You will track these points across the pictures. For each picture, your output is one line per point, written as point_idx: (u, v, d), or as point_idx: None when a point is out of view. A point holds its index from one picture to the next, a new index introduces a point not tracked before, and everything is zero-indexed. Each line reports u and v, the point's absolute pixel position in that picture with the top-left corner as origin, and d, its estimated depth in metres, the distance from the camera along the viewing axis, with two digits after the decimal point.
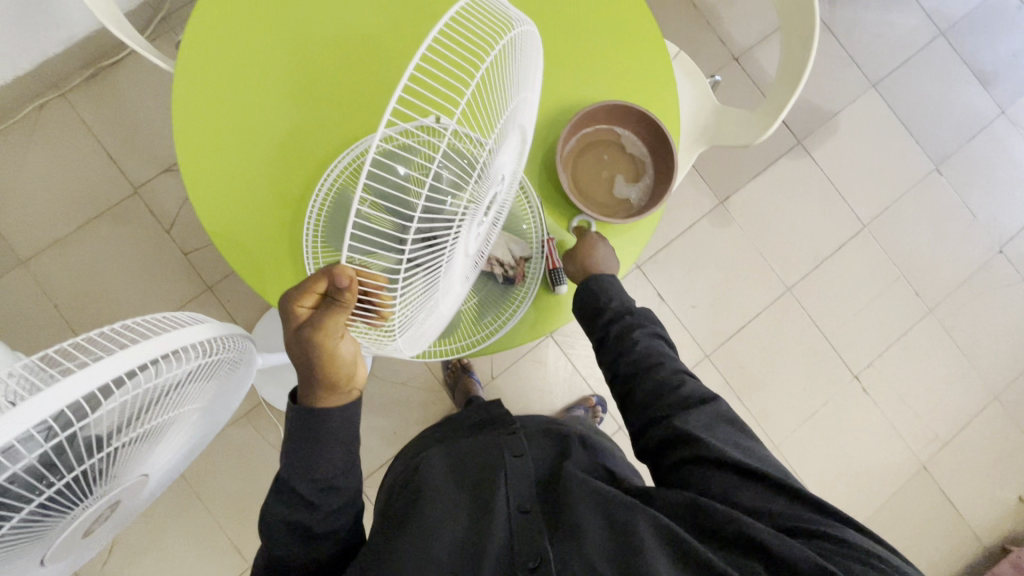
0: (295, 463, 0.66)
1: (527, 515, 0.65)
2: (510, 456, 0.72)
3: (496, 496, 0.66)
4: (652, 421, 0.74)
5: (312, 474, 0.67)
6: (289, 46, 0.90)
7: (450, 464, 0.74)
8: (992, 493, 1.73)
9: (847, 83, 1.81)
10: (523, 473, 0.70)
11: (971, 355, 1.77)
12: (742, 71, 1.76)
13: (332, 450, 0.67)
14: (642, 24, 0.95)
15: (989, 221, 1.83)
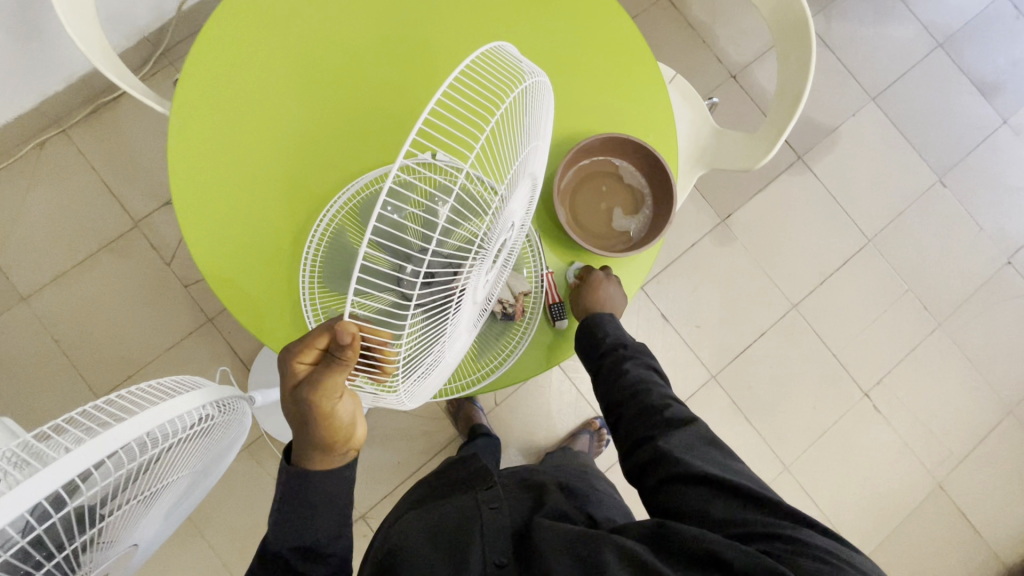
0: (286, 531, 0.67)
1: (503, 567, 0.67)
2: (486, 509, 0.74)
3: (475, 551, 0.68)
4: (635, 449, 0.74)
5: (299, 538, 0.67)
6: (286, 79, 0.90)
7: (434, 518, 0.75)
8: (1012, 511, 1.68)
9: (846, 98, 1.81)
10: (502, 526, 0.71)
11: (984, 369, 1.74)
12: (739, 87, 1.76)
13: (325, 517, 0.68)
14: (641, 56, 0.95)
15: (996, 231, 1.80)
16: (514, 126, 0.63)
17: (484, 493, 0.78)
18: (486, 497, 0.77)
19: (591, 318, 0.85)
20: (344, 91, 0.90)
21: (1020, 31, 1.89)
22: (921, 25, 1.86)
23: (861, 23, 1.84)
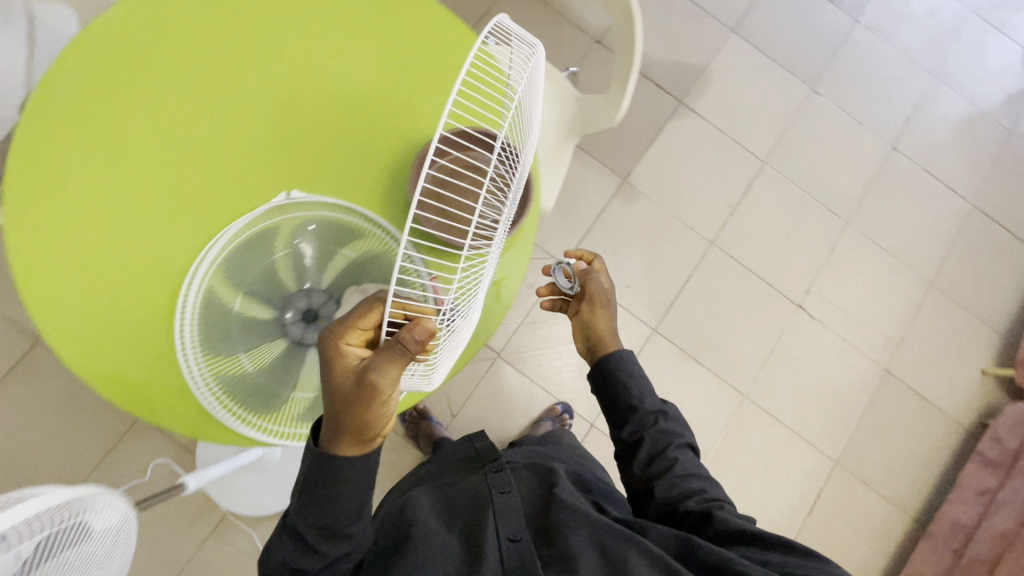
0: (307, 515, 0.68)
1: (519, 542, 0.76)
2: (497, 492, 0.83)
3: (491, 529, 0.77)
4: (669, 496, 0.86)
5: (321, 525, 0.68)
6: (127, 141, 0.87)
7: (447, 504, 0.83)
8: (958, 375, 1.77)
9: (708, 34, 1.87)
10: (515, 507, 0.80)
11: (898, 252, 1.83)
12: (607, 50, 1.80)
13: (346, 504, 0.68)
14: (474, 53, 0.97)
15: (876, 123, 1.90)
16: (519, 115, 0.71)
17: (495, 476, 0.87)
18: (497, 482, 0.85)
19: (615, 359, 0.95)
20: (248, 136, 0.90)
21: None
22: None
23: None
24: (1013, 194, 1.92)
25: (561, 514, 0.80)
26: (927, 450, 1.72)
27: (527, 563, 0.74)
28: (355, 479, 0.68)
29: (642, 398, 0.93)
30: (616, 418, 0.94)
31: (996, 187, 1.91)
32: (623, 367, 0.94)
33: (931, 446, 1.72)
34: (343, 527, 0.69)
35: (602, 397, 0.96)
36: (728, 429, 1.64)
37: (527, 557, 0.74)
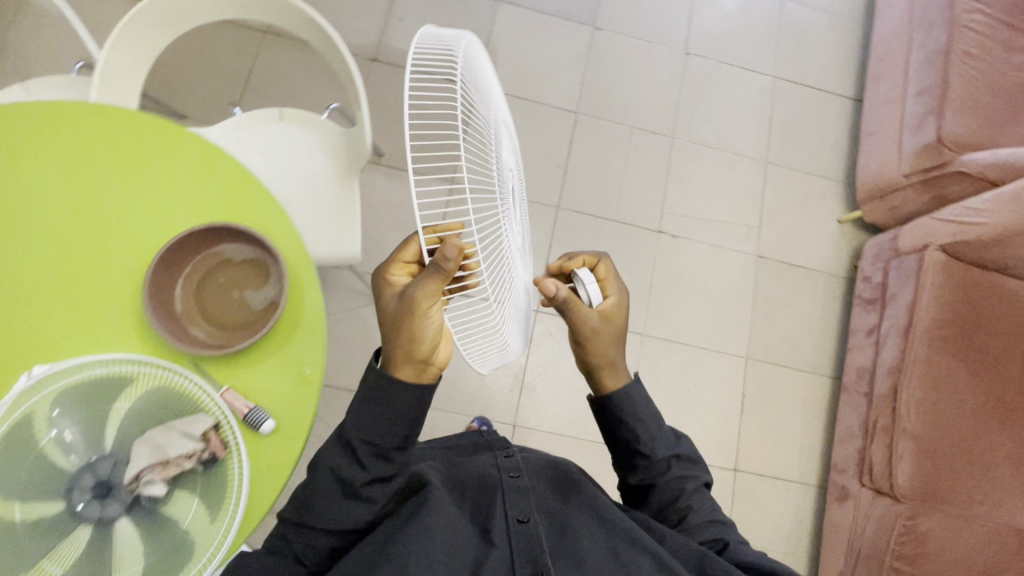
0: (365, 425, 0.74)
1: (526, 523, 0.80)
2: (507, 477, 0.88)
3: (500, 512, 0.81)
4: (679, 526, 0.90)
5: (369, 439, 0.75)
6: None
7: (455, 483, 0.87)
8: (821, 234, 1.87)
9: (477, 12, 1.87)
10: (522, 490, 0.85)
11: (727, 145, 1.90)
12: (387, 65, 1.78)
13: (396, 415, 0.75)
14: (183, 142, 0.90)
15: (664, 36, 1.96)
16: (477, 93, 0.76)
17: (508, 463, 0.93)
18: (508, 467, 0.91)
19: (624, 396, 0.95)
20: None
21: None
22: None
23: None
24: (806, 51, 2.02)
25: (572, 501, 0.87)
26: (820, 312, 1.80)
27: (535, 547, 0.78)
28: (404, 399, 0.75)
29: (650, 439, 0.95)
30: (624, 457, 0.97)
31: (790, 51, 2.01)
32: (630, 405, 0.95)
33: (821, 307, 1.80)
34: (392, 448, 0.76)
35: (608, 433, 0.99)
36: (639, 370, 1.68)
37: (533, 536, 0.78)
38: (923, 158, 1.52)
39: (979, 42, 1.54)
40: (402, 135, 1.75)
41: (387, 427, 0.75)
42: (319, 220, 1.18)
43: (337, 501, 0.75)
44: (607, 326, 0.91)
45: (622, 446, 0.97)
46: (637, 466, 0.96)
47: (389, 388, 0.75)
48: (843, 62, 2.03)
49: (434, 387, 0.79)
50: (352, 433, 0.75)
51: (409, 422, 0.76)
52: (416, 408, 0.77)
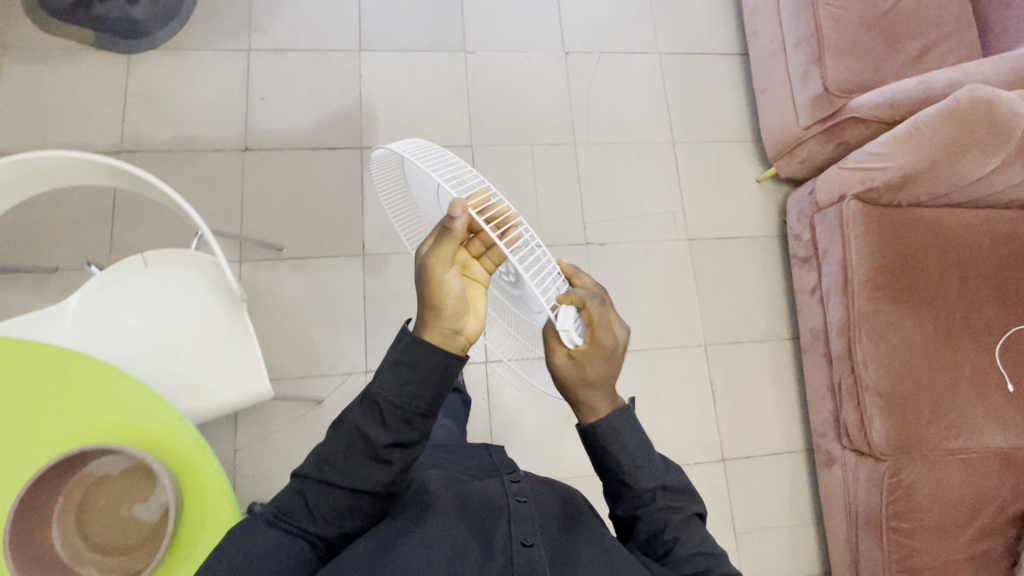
0: (395, 387, 0.68)
1: (529, 548, 0.75)
2: (514, 500, 0.84)
3: (504, 536, 0.77)
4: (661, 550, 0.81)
5: (395, 404, 0.69)
6: None
7: (462, 502, 0.82)
8: (745, 199, 1.84)
9: (341, 70, 1.77)
10: (525, 515, 0.81)
11: (630, 135, 1.85)
12: (261, 150, 1.67)
13: (421, 387, 0.69)
14: (21, 353, 0.82)
15: (539, 39, 1.88)
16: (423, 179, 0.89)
17: (516, 486, 0.88)
18: (514, 489, 0.87)
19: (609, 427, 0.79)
20: None
21: None
22: None
23: (290, 5, 1.79)
24: (683, 18, 1.98)
25: (576, 527, 0.85)
26: (764, 276, 1.79)
27: (536, 574, 0.72)
28: (431, 367, 0.69)
29: (643, 469, 0.81)
30: (611, 485, 0.84)
31: (667, 21, 1.96)
32: (616, 431, 0.80)
33: (763, 272, 1.79)
34: (417, 414, 0.69)
35: (590, 453, 0.83)
36: None
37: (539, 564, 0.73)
38: (817, 110, 1.50)
39: None
40: (297, 220, 1.64)
41: (414, 392, 0.69)
42: (217, 367, 1.10)
43: (356, 465, 0.69)
44: (572, 376, 0.74)
45: (603, 466, 0.82)
46: (620, 491, 0.83)
47: (421, 344, 0.69)
48: (722, 19, 1.99)
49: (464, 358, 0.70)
50: (378, 393, 0.69)
51: (436, 394, 0.70)
52: (449, 373, 0.70)
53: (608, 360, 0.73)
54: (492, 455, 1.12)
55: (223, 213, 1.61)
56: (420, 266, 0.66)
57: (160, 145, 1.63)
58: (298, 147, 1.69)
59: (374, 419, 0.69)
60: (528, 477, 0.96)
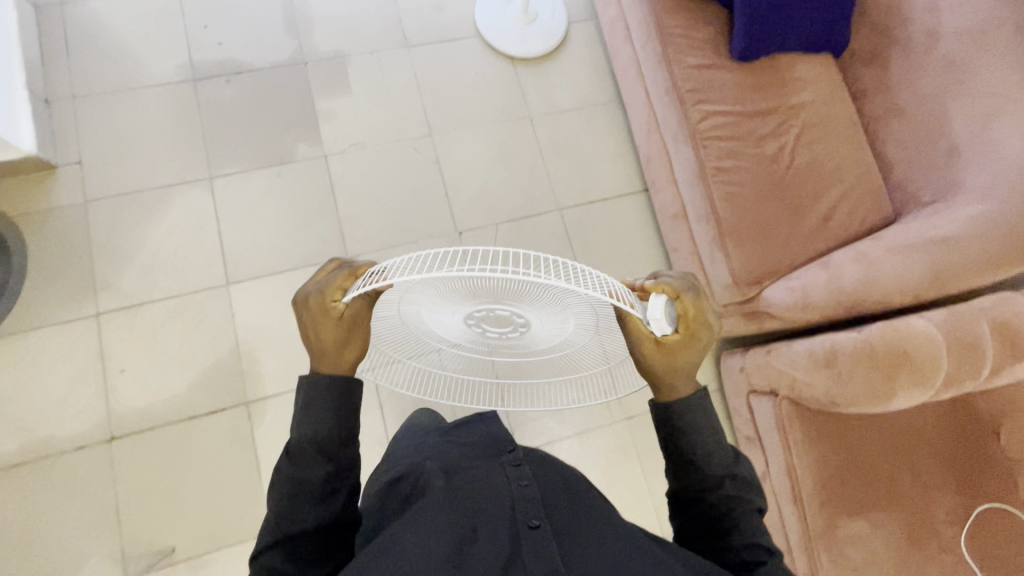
0: (310, 425, 0.87)
1: (537, 529, 0.80)
2: (516, 485, 0.89)
3: (509, 521, 0.82)
4: (715, 521, 0.91)
5: (318, 440, 0.87)
6: None
7: (458, 490, 0.89)
8: None
9: (210, 312, 1.57)
10: (529, 497, 0.86)
11: None
12: (130, 435, 1.45)
13: (321, 416, 0.87)
14: None
15: (427, 224, 1.73)
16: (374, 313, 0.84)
17: (513, 468, 0.94)
18: (516, 475, 0.92)
19: (688, 417, 0.91)
20: None
21: (247, 96, 1.76)
22: (180, 182, 1.65)
23: (139, 249, 1.58)
24: (578, 166, 1.85)
25: (557, 498, 0.92)
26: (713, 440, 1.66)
27: (548, 555, 0.77)
28: (331, 397, 0.88)
29: (713, 457, 0.92)
30: (680, 472, 0.94)
31: (560, 172, 1.83)
32: (695, 422, 0.92)
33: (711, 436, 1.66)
34: (335, 446, 0.88)
35: (664, 439, 0.94)
36: None
37: (544, 543, 0.78)
38: (730, 294, 1.37)
39: (722, 146, 1.40)
40: (187, 509, 1.44)
41: (331, 429, 0.87)
42: None
43: (305, 505, 0.85)
44: (654, 355, 0.82)
45: (676, 453, 0.93)
46: (687, 475, 0.93)
47: (324, 388, 0.87)
48: (618, 158, 1.87)
49: (360, 379, 0.89)
50: (301, 439, 0.87)
51: (349, 423, 0.89)
52: (351, 407, 0.89)
53: (701, 334, 0.80)
54: (485, 426, 1.17)
55: (97, 524, 1.40)
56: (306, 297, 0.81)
57: (5, 460, 1.40)
58: (174, 419, 1.48)
59: (307, 462, 0.86)
60: (525, 456, 1.02)
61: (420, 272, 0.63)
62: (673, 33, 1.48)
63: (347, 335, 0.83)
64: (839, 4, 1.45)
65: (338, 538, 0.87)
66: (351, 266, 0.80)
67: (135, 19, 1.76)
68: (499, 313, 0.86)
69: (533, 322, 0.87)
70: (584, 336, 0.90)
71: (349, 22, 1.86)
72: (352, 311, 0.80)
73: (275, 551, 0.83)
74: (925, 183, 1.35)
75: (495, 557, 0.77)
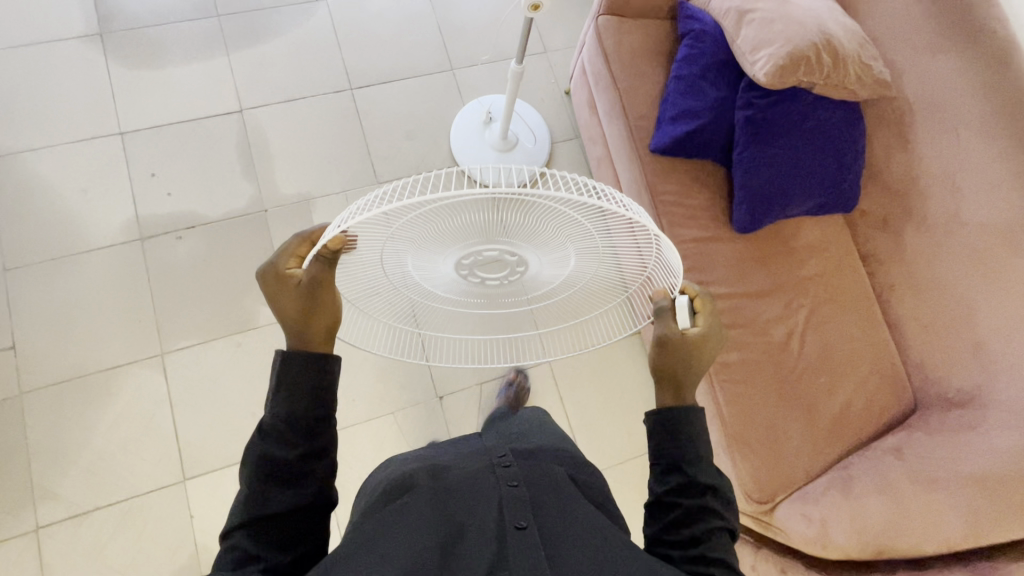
0: (283, 409, 0.80)
1: (525, 531, 0.76)
2: (507, 484, 0.85)
3: (495, 523, 0.78)
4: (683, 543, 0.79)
5: (294, 418, 0.81)
6: None
7: (445, 495, 0.84)
8: None
9: (163, 514, 1.41)
10: (520, 498, 0.82)
11: None
12: None
13: (299, 398, 0.81)
14: None
15: (403, 389, 1.61)
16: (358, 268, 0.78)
17: (504, 472, 0.89)
18: (506, 476, 0.87)
19: (688, 423, 0.85)
20: None
21: (202, 253, 1.60)
22: (126, 362, 1.49)
23: (83, 445, 1.43)
24: None
25: (544, 492, 0.86)
26: None
27: (533, 553, 0.73)
28: (308, 372, 0.82)
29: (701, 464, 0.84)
30: (666, 476, 0.84)
31: None
32: (687, 425, 0.85)
33: None
34: (313, 428, 0.82)
35: (654, 439, 0.86)
36: None
37: (531, 545, 0.74)
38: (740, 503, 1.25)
39: (727, 335, 1.27)
40: None
41: (309, 409, 0.81)
42: None
43: (276, 491, 0.77)
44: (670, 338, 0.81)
45: (667, 457, 0.85)
46: (673, 483, 0.83)
47: (299, 367, 0.81)
48: None
49: (337, 356, 0.83)
50: (274, 419, 0.80)
51: (324, 405, 0.82)
52: (328, 390, 0.83)
53: (715, 324, 0.81)
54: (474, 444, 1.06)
55: None
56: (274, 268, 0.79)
57: None
58: None
59: (276, 447, 0.79)
60: (516, 455, 0.96)
61: (401, 196, 0.56)
62: (668, 201, 1.34)
63: (311, 300, 0.77)
64: (846, 166, 1.28)
65: (310, 527, 0.79)
66: (304, 234, 0.81)
67: (73, 172, 1.59)
68: (500, 253, 0.79)
69: (530, 257, 0.81)
70: (596, 267, 0.84)
71: (313, 159, 1.72)
72: (309, 279, 0.75)
73: (244, 535, 0.75)
74: (949, 377, 1.24)
75: (481, 559, 0.73)
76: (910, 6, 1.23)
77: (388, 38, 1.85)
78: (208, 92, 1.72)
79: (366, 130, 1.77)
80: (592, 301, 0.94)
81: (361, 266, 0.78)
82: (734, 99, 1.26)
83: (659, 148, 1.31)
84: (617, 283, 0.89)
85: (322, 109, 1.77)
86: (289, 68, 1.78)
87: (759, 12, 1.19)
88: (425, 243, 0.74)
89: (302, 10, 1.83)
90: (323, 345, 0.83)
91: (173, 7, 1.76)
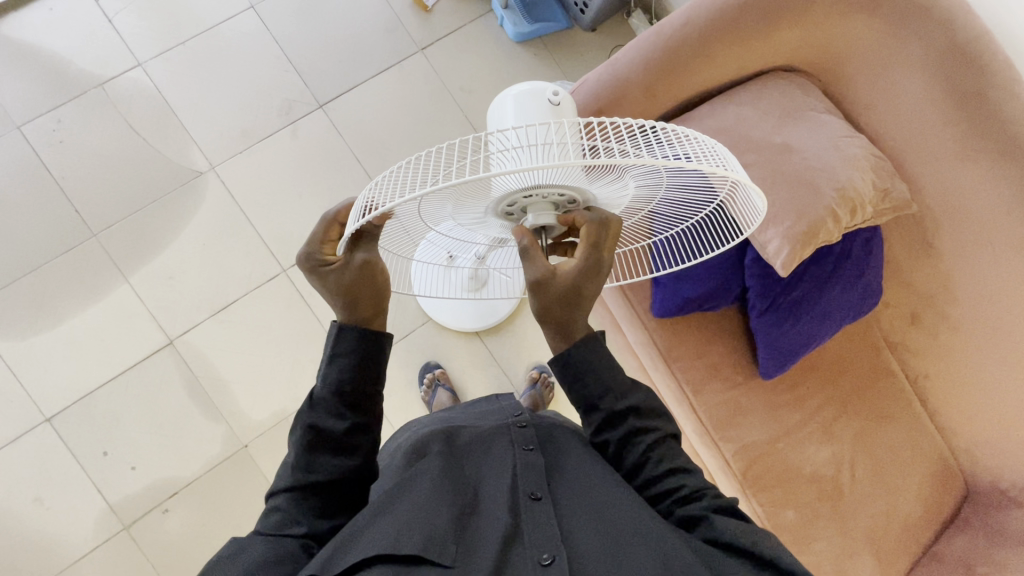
0: (336, 374, 0.68)
1: (540, 502, 0.66)
2: (524, 449, 0.74)
3: (508, 490, 0.67)
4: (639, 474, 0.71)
5: (340, 388, 0.68)
6: None
7: (455, 458, 0.73)
8: None
9: None
10: (535, 464, 0.71)
11: None
12: None
13: (343, 368, 0.69)
14: None
15: None
16: (407, 224, 0.70)
17: (518, 434, 0.77)
18: (520, 439, 0.76)
19: (586, 366, 0.71)
20: None
21: (189, 518, 1.42)
22: None
23: None
24: None
25: (559, 454, 0.75)
26: None
27: (550, 524, 0.63)
28: (357, 346, 0.69)
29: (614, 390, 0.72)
30: (587, 416, 0.73)
31: None
32: (590, 362, 0.71)
33: None
34: (367, 397, 0.69)
35: (566, 384, 0.72)
36: None
37: (544, 518, 0.64)
38: None
39: (776, 493, 1.19)
40: None
41: (362, 377, 0.69)
42: None
43: (323, 456, 0.66)
44: (544, 274, 0.65)
45: (583, 403, 0.73)
46: (597, 424, 0.72)
47: (351, 341, 0.69)
48: None
49: (390, 334, 0.72)
50: (326, 388, 0.68)
51: (374, 385, 0.70)
52: (379, 356, 0.71)
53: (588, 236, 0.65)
54: (497, 402, 0.92)
55: None
56: (309, 257, 0.68)
57: None
58: None
59: (328, 412, 0.67)
60: (532, 415, 0.85)
61: (396, 203, 0.49)
62: (687, 368, 1.18)
63: (361, 287, 0.68)
64: (871, 293, 1.14)
65: (353, 497, 0.67)
66: (329, 216, 0.68)
67: (17, 485, 1.39)
68: (546, 217, 0.67)
69: (600, 204, 0.69)
70: (676, 199, 0.69)
71: (272, 367, 1.49)
72: (360, 261, 0.66)
73: (288, 496, 0.64)
74: (999, 467, 1.23)
75: (497, 525, 0.62)
76: (922, 104, 1.05)
77: (300, 190, 1.55)
78: (124, 331, 1.45)
79: (318, 312, 1.52)
80: (655, 228, 0.84)
81: (401, 229, 0.72)
82: (741, 265, 1.13)
83: (663, 314, 1.13)
84: (693, 214, 0.77)
85: (259, 305, 1.50)
86: (202, 270, 1.50)
87: (754, 171, 0.99)
88: (477, 205, 0.64)
89: (190, 192, 1.51)
90: (377, 320, 0.71)
91: (40, 243, 1.45)
